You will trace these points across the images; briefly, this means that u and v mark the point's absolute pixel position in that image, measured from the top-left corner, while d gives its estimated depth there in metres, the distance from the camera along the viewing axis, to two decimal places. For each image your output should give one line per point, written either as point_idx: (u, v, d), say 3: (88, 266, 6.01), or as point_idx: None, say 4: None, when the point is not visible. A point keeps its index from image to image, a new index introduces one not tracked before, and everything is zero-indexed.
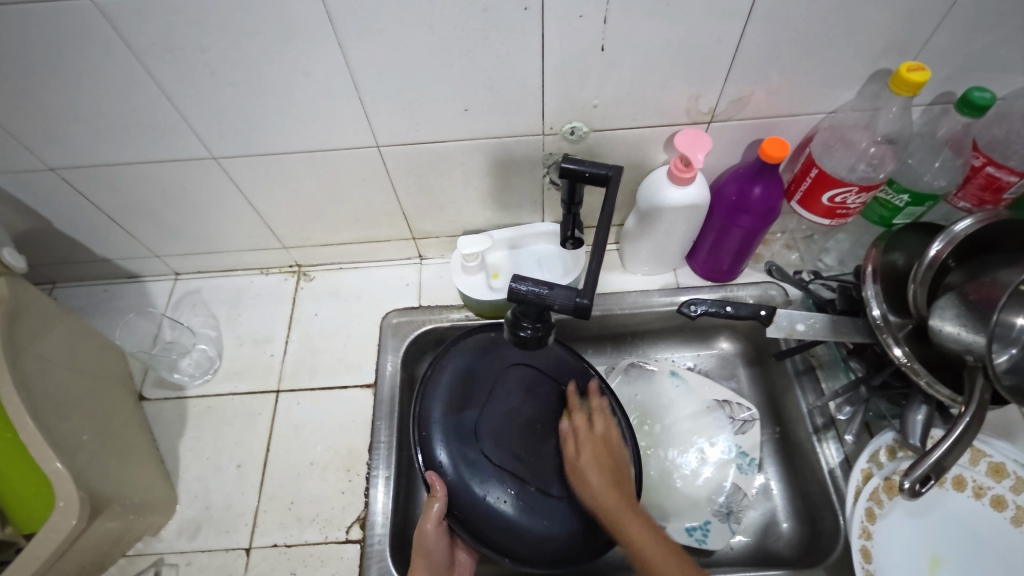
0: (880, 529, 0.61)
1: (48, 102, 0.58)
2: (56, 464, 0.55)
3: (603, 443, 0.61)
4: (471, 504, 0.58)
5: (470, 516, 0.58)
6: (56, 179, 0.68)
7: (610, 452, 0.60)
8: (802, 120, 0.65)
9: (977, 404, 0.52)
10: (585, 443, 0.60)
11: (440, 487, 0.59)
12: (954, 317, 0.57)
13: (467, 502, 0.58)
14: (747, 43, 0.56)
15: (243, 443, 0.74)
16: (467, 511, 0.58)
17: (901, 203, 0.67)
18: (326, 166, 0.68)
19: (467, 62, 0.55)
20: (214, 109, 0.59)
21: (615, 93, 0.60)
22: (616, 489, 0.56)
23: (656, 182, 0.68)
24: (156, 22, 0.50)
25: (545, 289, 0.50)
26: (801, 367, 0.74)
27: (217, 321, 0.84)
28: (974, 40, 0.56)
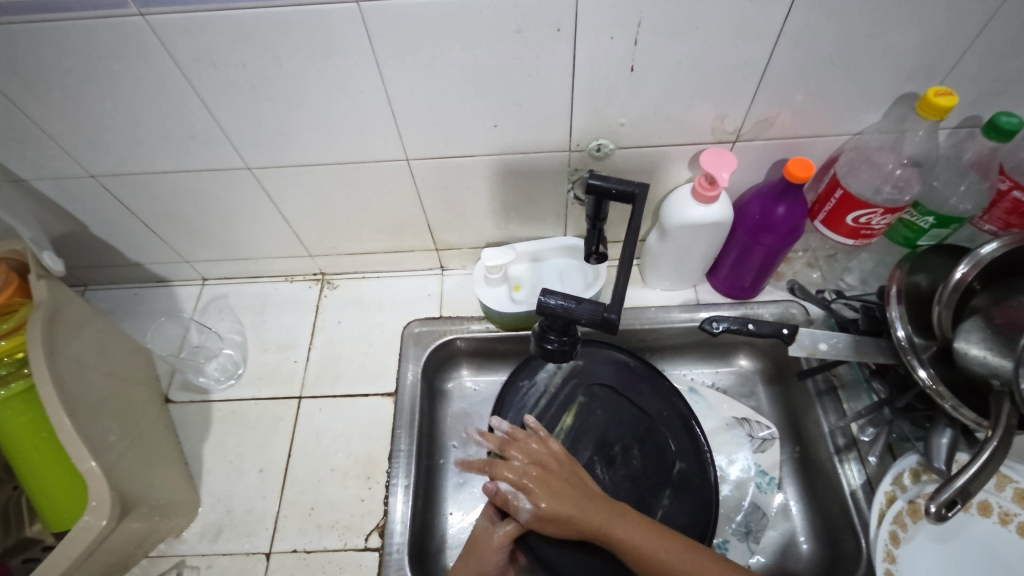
0: (904, 553, 0.61)
1: (94, 112, 0.60)
2: (90, 463, 0.56)
3: (547, 471, 0.60)
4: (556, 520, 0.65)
5: (541, 531, 0.64)
6: (95, 186, 0.71)
7: (555, 480, 0.59)
8: (827, 141, 0.66)
9: (1004, 429, 0.52)
10: (536, 488, 0.58)
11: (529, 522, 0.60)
12: (980, 340, 0.57)
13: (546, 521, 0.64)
14: (774, 66, 0.56)
15: (265, 448, 0.75)
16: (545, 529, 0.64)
17: (926, 224, 0.67)
18: (355, 177, 0.70)
19: (498, 80, 0.57)
20: (251, 121, 0.61)
21: (641, 112, 0.61)
22: (588, 507, 0.56)
23: (680, 199, 0.69)
24: (203, 38, 0.52)
25: (572, 304, 0.51)
26: (822, 387, 0.74)
27: (242, 327, 0.85)
28: (1001, 65, 0.56)
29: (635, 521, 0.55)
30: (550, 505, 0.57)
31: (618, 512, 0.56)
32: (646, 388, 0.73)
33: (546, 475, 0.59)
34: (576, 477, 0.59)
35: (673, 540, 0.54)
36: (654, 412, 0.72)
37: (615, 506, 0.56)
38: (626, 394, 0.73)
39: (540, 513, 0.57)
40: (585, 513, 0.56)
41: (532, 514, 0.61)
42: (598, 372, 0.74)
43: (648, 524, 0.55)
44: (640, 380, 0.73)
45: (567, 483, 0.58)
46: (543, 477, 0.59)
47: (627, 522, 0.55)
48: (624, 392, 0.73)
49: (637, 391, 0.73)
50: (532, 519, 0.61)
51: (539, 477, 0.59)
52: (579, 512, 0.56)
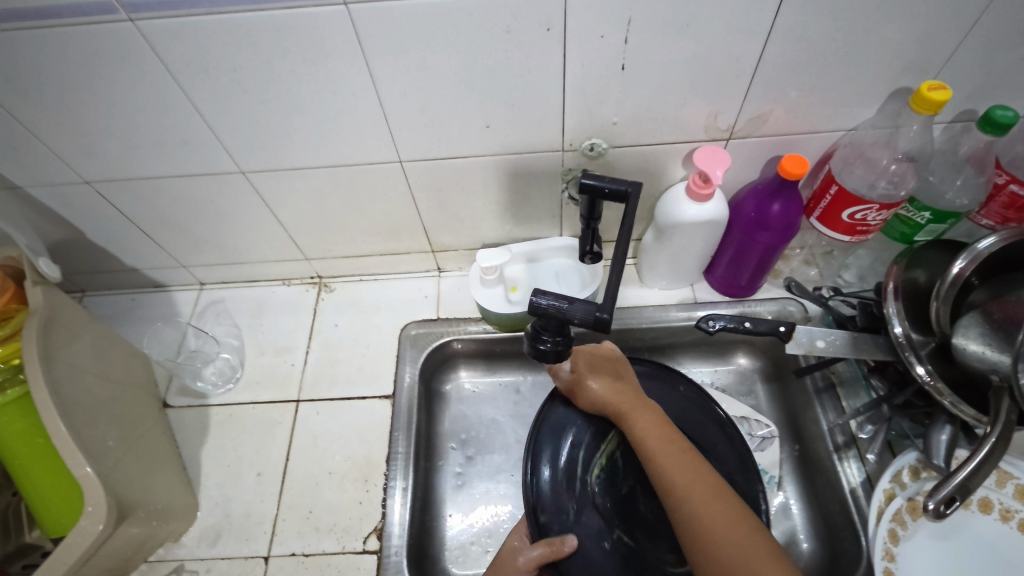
0: (904, 550, 0.61)
1: (87, 118, 0.60)
2: (86, 469, 0.56)
3: (593, 364, 0.66)
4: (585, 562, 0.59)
5: (576, 571, 0.58)
6: (90, 192, 0.71)
7: (600, 365, 0.66)
8: (821, 138, 0.66)
9: (1003, 424, 0.51)
10: (582, 364, 0.66)
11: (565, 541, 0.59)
12: (979, 335, 0.57)
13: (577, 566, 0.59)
14: (766, 62, 0.56)
15: (263, 451, 0.75)
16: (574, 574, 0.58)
17: (922, 220, 0.67)
18: (349, 180, 0.70)
19: (489, 80, 0.57)
20: (244, 125, 0.61)
21: (633, 111, 0.61)
22: (618, 393, 0.63)
23: (675, 198, 0.68)
24: (193, 42, 0.52)
25: (565, 303, 0.51)
26: (820, 385, 0.74)
27: (239, 331, 0.85)
28: (995, 59, 0.56)
29: (651, 415, 0.60)
30: (586, 378, 0.65)
31: (643, 403, 0.62)
32: (689, 414, 0.68)
33: (591, 355, 0.67)
34: (627, 381, 0.65)
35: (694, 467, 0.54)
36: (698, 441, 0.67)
37: (645, 405, 0.62)
38: (674, 421, 0.68)
39: (569, 383, 0.66)
40: (615, 394, 0.63)
41: (565, 547, 0.58)
42: (638, 393, 0.69)
43: (668, 437, 0.58)
44: (684, 405, 0.69)
45: (609, 376, 0.65)
46: (592, 363, 0.66)
47: (644, 416, 0.60)
48: (668, 417, 0.68)
49: (680, 418, 0.68)
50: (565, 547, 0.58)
51: (590, 365, 0.66)
52: (604, 394, 0.63)
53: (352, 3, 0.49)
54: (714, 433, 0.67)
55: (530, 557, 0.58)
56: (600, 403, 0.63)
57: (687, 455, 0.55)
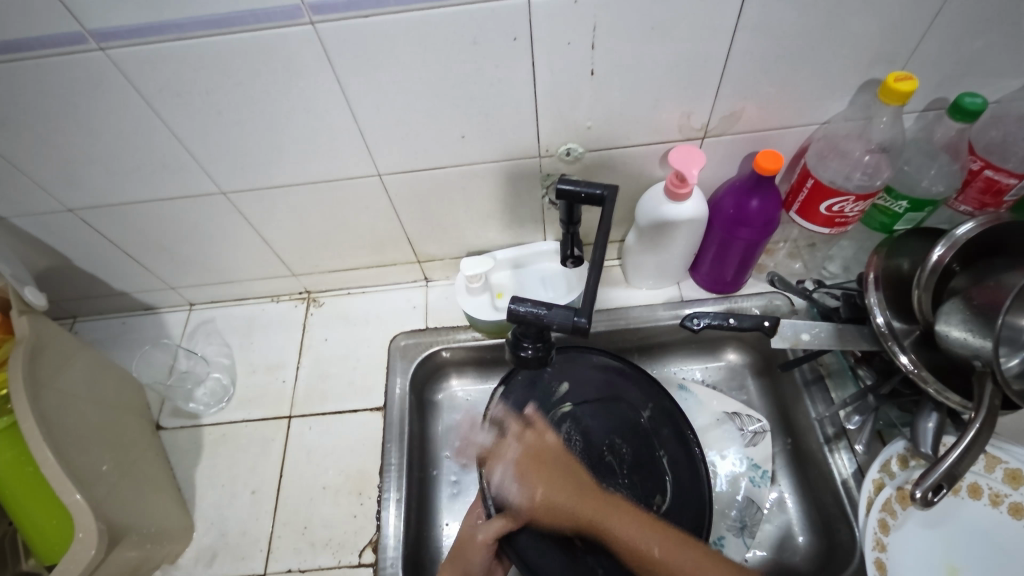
0: (895, 540, 0.61)
1: (66, 147, 0.61)
2: (75, 496, 0.56)
3: (540, 457, 0.61)
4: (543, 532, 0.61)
5: (530, 538, 0.61)
6: (74, 220, 0.71)
7: (547, 465, 0.60)
8: (795, 132, 0.66)
9: (987, 410, 0.52)
10: (531, 477, 0.60)
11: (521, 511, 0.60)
12: (961, 322, 0.56)
13: (533, 537, 0.61)
14: (734, 61, 0.57)
15: (257, 470, 0.75)
16: (531, 543, 0.60)
17: (901, 209, 0.67)
18: (329, 195, 0.70)
19: (461, 91, 0.57)
20: (220, 146, 0.62)
21: (606, 114, 0.61)
22: (581, 500, 0.57)
23: (654, 198, 0.69)
24: (163, 68, 0.52)
25: (542, 310, 0.51)
26: (809, 377, 0.74)
27: (229, 349, 0.86)
28: (962, 47, 0.56)
29: (626, 515, 0.54)
30: (544, 496, 0.59)
31: (609, 501, 0.56)
32: (640, 392, 0.71)
33: (537, 463, 0.61)
34: (569, 464, 0.61)
35: (691, 552, 0.50)
36: (645, 413, 0.70)
37: (614, 500, 0.57)
38: (624, 399, 0.71)
39: (532, 505, 0.59)
40: (577, 501, 0.57)
41: (522, 518, 0.60)
42: (591, 377, 0.72)
43: (646, 520, 0.54)
44: (636, 385, 0.72)
45: (560, 473, 0.60)
46: (537, 463, 0.61)
47: (615, 511, 0.55)
48: (619, 398, 0.71)
49: (630, 398, 0.71)
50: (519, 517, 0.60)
51: (533, 469, 0.60)
52: (568, 500, 0.57)
53: (318, 22, 0.49)
54: (660, 407, 0.70)
55: (487, 533, 0.59)
56: (570, 516, 0.57)
57: (663, 535, 0.52)
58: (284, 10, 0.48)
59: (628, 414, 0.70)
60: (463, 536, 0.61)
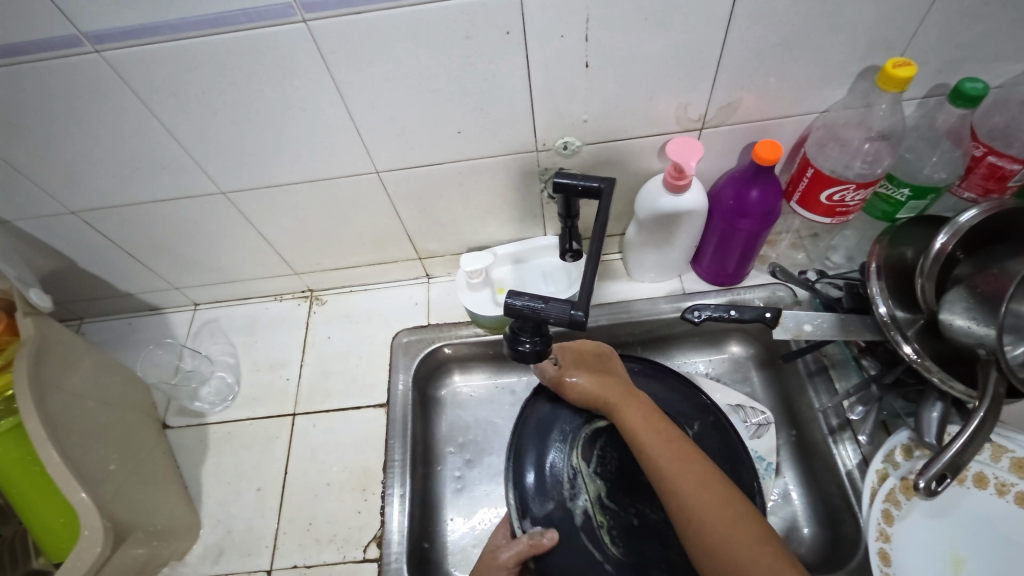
0: (899, 531, 0.60)
1: (66, 149, 0.61)
2: (81, 494, 0.57)
3: (582, 353, 0.70)
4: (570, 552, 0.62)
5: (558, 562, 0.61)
6: (77, 221, 0.72)
7: (589, 360, 0.69)
8: (794, 122, 0.65)
9: (991, 398, 0.51)
10: (571, 365, 0.68)
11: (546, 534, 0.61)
12: (964, 310, 0.56)
13: (562, 557, 0.61)
14: (730, 51, 0.56)
15: (261, 467, 0.76)
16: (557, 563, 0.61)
17: (903, 197, 0.67)
18: (328, 194, 0.71)
19: (455, 87, 0.57)
20: (218, 146, 0.62)
21: (602, 106, 0.61)
22: (612, 389, 0.64)
23: (652, 190, 0.68)
24: (159, 70, 0.53)
25: (540, 304, 0.51)
26: (813, 367, 0.73)
27: (234, 348, 0.86)
28: (961, 32, 0.56)
29: (640, 408, 0.61)
30: (575, 378, 0.67)
31: (631, 397, 0.63)
32: (685, 409, 0.70)
33: (585, 351, 0.69)
34: (609, 372, 0.68)
35: (684, 454, 0.55)
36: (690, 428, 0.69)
37: (633, 393, 0.64)
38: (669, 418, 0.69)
39: (566, 387, 0.67)
40: (603, 385, 0.65)
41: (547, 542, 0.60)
42: (633, 393, 0.71)
43: (657, 419, 0.60)
44: (680, 402, 0.71)
45: (598, 369, 0.68)
46: (578, 358, 0.69)
47: (632, 402, 0.62)
48: (662, 413, 0.70)
49: (671, 414, 0.70)
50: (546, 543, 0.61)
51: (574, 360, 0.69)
52: (592, 385, 0.65)
53: (311, 20, 0.49)
54: (706, 425, 0.69)
55: (511, 551, 0.60)
56: (591, 396, 0.65)
57: (666, 438, 0.57)
58: (276, 9, 0.48)
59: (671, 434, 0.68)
60: (490, 552, 0.63)
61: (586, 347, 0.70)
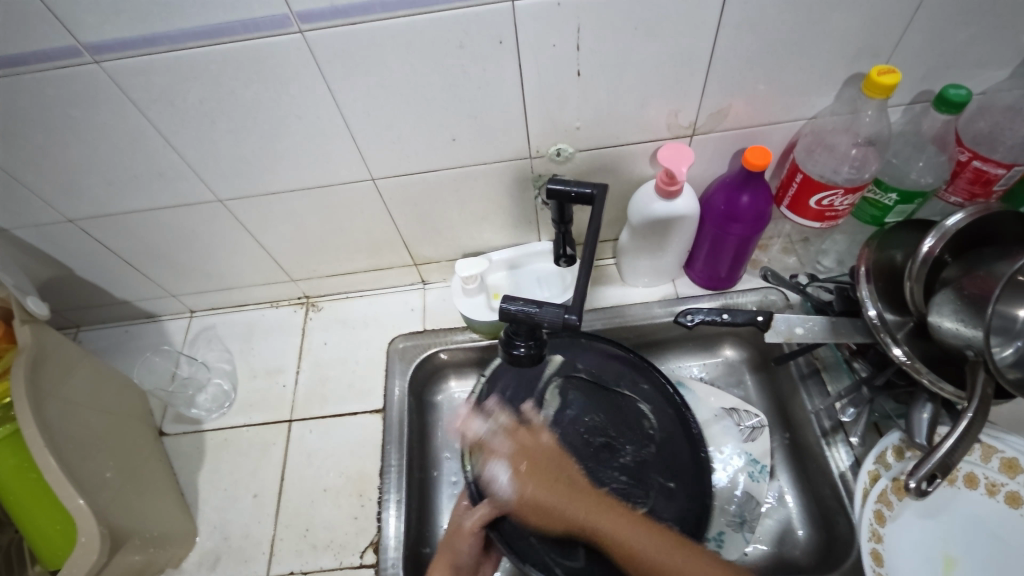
0: (891, 531, 0.61)
1: (65, 158, 0.62)
2: (78, 501, 0.57)
3: (532, 455, 0.63)
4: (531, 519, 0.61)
5: (522, 522, 0.61)
6: (75, 229, 0.73)
7: (541, 464, 0.63)
8: (784, 128, 0.66)
9: (980, 398, 0.52)
10: (524, 476, 0.62)
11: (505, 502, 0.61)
12: (953, 312, 0.56)
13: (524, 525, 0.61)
14: (720, 58, 0.57)
15: (258, 474, 0.76)
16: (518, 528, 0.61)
17: (891, 201, 0.68)
18: (324, 201, 0.71)
19: (449, 95, 0.58)
20: (216, 154, 0.63)
21: (594, 114, 0.62)
22: (577, 501, 0.59)
23: (644, 196, 0.69)
24: (159, 80, 0.54)
25: (534, 308, 0.52)
26: (805, 370, 0.74)
27: (230, 355, 0.87)
28: (945, 39, 0.57)
29: (614, 513, 0.58)
30: (533, 492, 0.61)
31: (597, 504, 0.59)
32: (621, 368, 0.71)
33: (533, 466, 0.62)
34: (561, 465, 0.63)
35: (677, 549, 0.54)
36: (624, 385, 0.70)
37: (605, 505, 0.59)
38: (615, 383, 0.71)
39: (523, 499, 0.61)
40: (572, 500, 0.60)
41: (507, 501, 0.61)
42: (579, 363, 0.71)
43: (627, 513, 0.59)
44: (614, 363, 0.71)
45: (551, 475, 0.62)
46: (528, 455, 0.63)
47: (608, 514, 0.58)
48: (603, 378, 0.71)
49: (616, 377, 0.71)
50: (503, 503, 0.61)
51: (524, 467, 0.62)
52: (564, 505, 0.59)
53: (307, 30, 0.50)
54: (639, 384, 0.70)
55: (474, 520, 0.61)
56: (560, 520, 0.59)
57: (664, 541, 0.55)
58: (272, 19, 0.49)
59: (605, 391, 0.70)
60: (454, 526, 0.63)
61: (524, 431, 0.66)
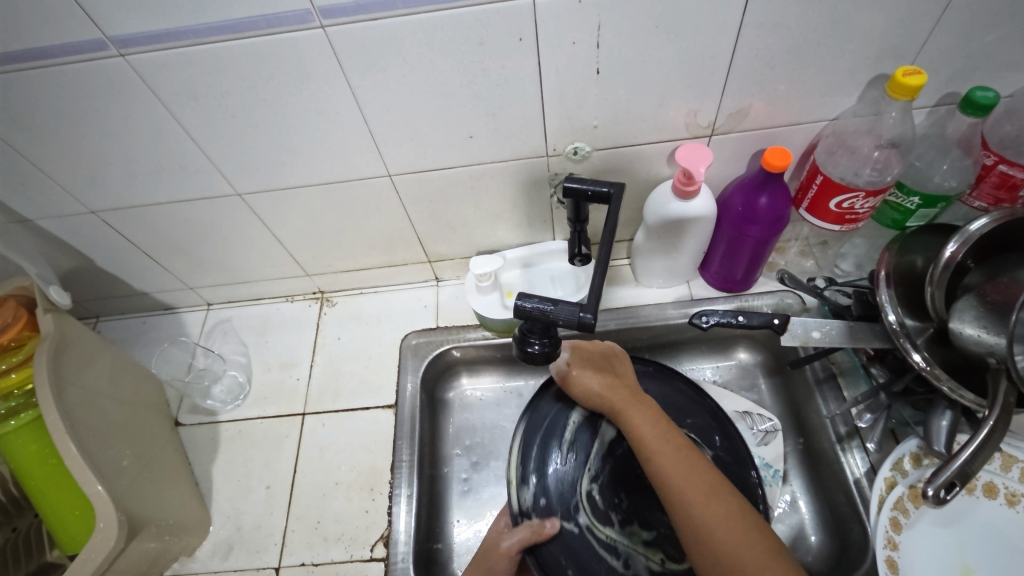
0: (907, 539, 0.60)
1: (89, 150, 0.63)
2: (96, 487, 0.58)
3: (589, 350, 0.68)
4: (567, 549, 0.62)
5: (563, 553, 0.61)
6: (97, 221, 0.74)
7: (595, 356, 0.67)
8: (804, 129, 0.66)
9: (1001, 406, 0.51)
10: (579, 356, 0.67)
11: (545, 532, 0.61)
12: (974, 319, 0.55)
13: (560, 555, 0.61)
14: (740, 58, 0.57)
15: (271, 465, 0.77)
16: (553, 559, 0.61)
17: (912, 205, 0.67)
18: (340, 196, 0.72)
19: (467, 92, 0.58)
20: (236, 148, 0.63)
21: (612, 112, 0.62)
22: (614, 392, 0.63)
23: (661, 196, 0.69)
24: (182, 74, 0.54)
25: (549, 305, 0.52)
26: (821, 375, 0.73)
27: (245, 348, 0.88)
28: (972, 41, 0.56)
29: (647, 413, 0.59)
30: (581, 374, 0.66)
31: (635, 401, 0.61)
32: (681, 403, 0.70)
33: (589, 349, 0.68)
34: (619, 367, 0.67)
35: (691, 461, 0.53)
36: (686, 421, 0.68)
37: (639, 397, 0.62)
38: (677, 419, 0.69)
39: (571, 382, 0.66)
40: (611, 390, 0.63)
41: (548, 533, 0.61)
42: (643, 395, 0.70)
43: (664, 424, 0.58)
44: (679, 396, 0.71)
45: (604, 368, 0.66)
46: (587, 355, 0.67)
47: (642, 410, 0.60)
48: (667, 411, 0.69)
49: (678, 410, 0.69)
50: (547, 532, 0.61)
51: (582, 355, 0.67)
52: (599, 391, 0.64)
53: (328, 26, 0.51)
54: (700, 419, 0.68)
55: (512, 541, 0.60)
56: (597, 397, 0.64)
57: (680, 454, 0.54)
58: (295, 15, 0.49)
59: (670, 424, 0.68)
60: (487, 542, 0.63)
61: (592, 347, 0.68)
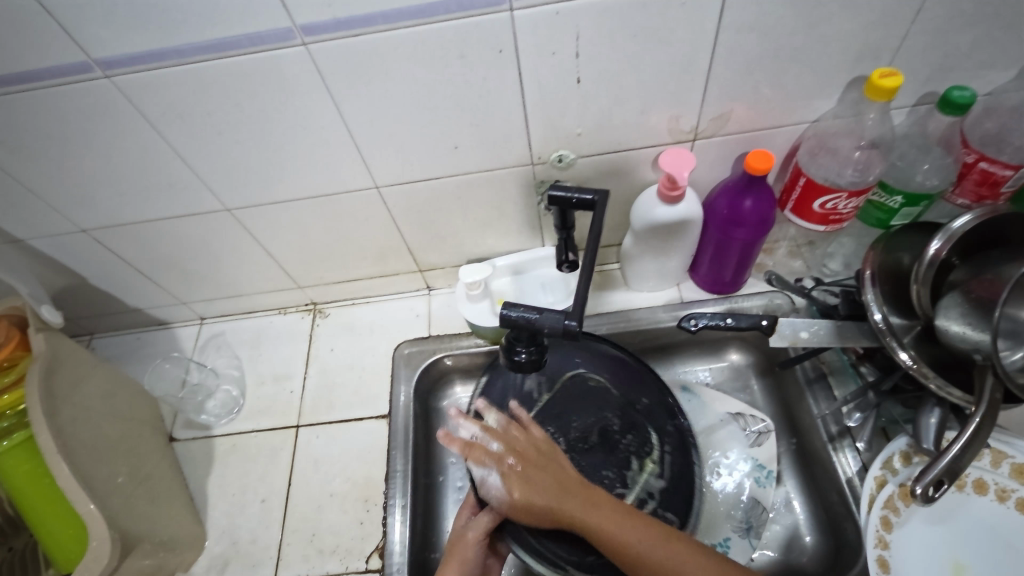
0: (898, 538, 0.60)
1: (77, 170, 0.63)
2: (90, 505, 0.58)
3: (523, 454, 0.58)
4: (531, 518, 0.61)
5: (520, 519, 0.60)
6: (88, 239, 0.74)
7: (533, 464, 0.57)
8: (786, 132, 0.66)
9: (987, 403, 0.51)
10: (518, 471, 0.56)
11: (504, 506, 0.60)
12: (960, 316, 0.56)
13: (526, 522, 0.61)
14: (719, 64, 0.57)
15: (266, 478, 0.77)
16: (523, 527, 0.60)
17: (896, 204, 0.67)
18: (329, 209, 0.72)
19: (451, 103, 0.59)
20: (222, 164, 0.64)
21: (596, 120, 0.62)
22: (565, 489, 0.55)
23: (647, 201, 0.69)
24: (166, 93, 0.55)
25: (534, 314, 0.51)
26: (811, 375, 0.74)
27: (239, 362, 0.88)
28: (949, 42, 0.57)
29: (607, 507, 0.53)
30: (523, 441, 0.60)
31: (590, 495, 0.55)
32: (636, 378, 0.70)
33: (524, 454, 0.58)
34: (554, 460, 0.58)
35: (663, 538, 0.51)
36: (641, 401, 0.69)
37: (591, 488, 0.56)
38: (616, 380, 0.71)
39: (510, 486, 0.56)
40: (560, 489, 0.55)
41: (506, 501, 0.60)
42: (587, 362, 0.72)
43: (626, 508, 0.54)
44: (625, 367, 0.71)
45: (540, 454, 0.58)
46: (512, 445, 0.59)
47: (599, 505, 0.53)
48: (609, 375, 0.71)
49: (618, 370, 0.71)
50: (506, 505, 0.60)
51: (516, 452, 0.58)
52: (552, 489, 0.55)
53: (310, 43, 0.51)
54: (656, 399, 0.69)
55: (478, 528, 0.60)
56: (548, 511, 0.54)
57: (655, 535, 0.52)
58: (276, 33, 0.50)
59: (624, 407, 0.69)
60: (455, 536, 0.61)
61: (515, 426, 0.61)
